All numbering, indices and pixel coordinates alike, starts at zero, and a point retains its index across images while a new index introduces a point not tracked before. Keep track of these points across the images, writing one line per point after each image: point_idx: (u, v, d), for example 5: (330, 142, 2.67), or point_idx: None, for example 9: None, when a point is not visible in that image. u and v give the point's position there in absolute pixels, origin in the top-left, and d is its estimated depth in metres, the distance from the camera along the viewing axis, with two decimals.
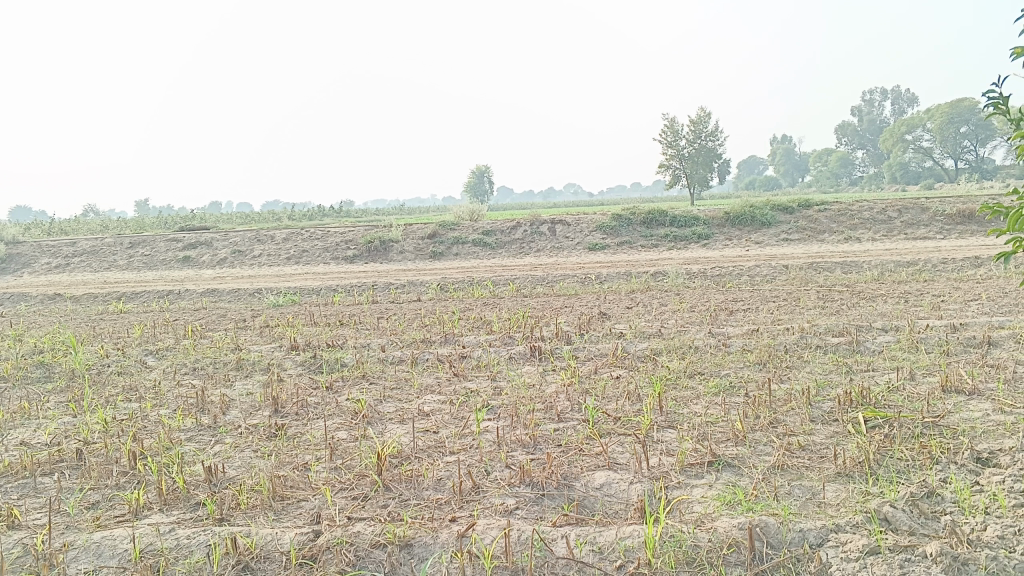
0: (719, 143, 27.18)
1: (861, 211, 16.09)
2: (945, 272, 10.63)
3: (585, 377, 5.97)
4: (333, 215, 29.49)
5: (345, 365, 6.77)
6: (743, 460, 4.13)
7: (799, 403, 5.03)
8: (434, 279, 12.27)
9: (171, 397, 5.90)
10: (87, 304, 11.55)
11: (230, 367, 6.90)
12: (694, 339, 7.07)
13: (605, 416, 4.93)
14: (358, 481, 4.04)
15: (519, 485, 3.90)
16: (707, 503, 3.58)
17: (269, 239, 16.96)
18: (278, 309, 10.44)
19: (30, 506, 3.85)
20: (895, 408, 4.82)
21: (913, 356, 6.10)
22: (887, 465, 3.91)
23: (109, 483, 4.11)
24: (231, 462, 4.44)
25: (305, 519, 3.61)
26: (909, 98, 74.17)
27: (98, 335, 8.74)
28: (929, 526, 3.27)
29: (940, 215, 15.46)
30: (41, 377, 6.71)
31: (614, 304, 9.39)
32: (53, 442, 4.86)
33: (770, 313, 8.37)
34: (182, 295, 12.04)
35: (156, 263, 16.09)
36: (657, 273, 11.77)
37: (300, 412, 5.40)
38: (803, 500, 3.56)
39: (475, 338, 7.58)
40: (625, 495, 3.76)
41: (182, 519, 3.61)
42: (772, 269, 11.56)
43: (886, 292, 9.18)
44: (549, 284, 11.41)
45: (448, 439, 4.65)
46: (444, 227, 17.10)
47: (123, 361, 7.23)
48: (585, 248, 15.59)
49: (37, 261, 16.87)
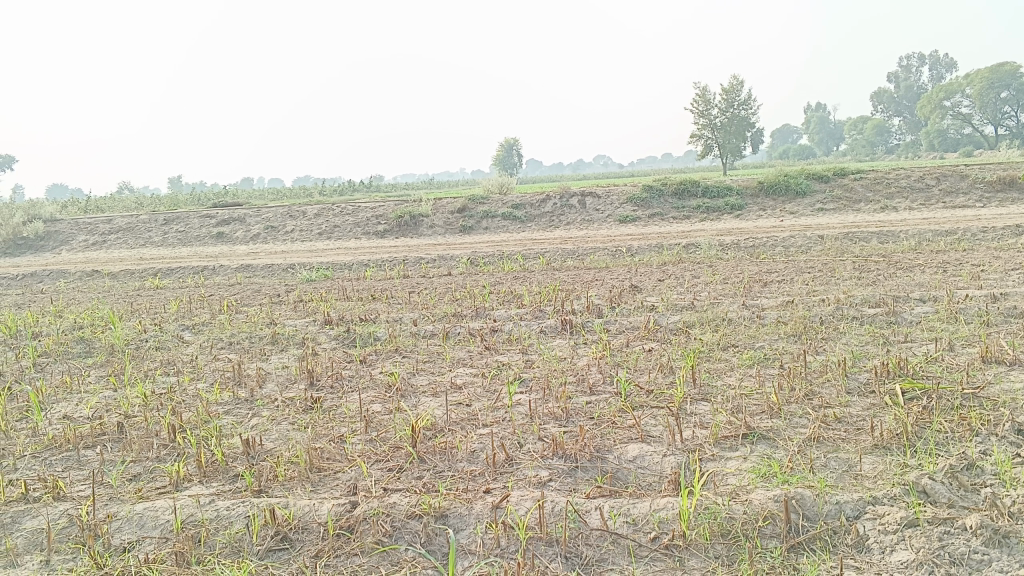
0: (751, 111, 26.79)
1: (898, 180, 15.79)
2: (986, 240, 10.44)
3: (617, 350, 5.96)
4: (363, 190, 29.58)
5: (378, 339, 6.82)
6: (778, 432, 4.10)
7: (835, 375, 4.98)
8: (464, 253, 12.28)
9: (209, 371, 5.99)
10: (124, 280, 11.74)
11: (265, 342, 6.98)
12: (728, 311, 7.02)
13: (638, 389, 4.92)
14: (393, 453, 4.08)
15: (553, 457, 3.91)
16: (741, 476, 3.56)
17: (301, 215, 17.08)
18: (311, 284, 10.53)
19: (74, 478, 3.94)
20: (934, 379, 4.76)
21: (952, 327, 6.00)
22: (926, 437, 3.86)
23: (150, 456, 4.20)
24: (268, 434, 4.50)
25: (341, 490, 3.66)
26: (949, 61, 72.34)
27: (136, 310, 8.89)
28: (969, 498, 3.23)
29: (980, 183, 15.14)
30: (82, 351, 6.85)
31: (646, 277, 9.33)
32: (95, 415, 4.97)
33: (805, 284, 8.27)
34: (217, 270, 12.18)
35: (190, 239, 16.29)
36: (689, 245, 11.68)
37: (335, 385, 5.46)
38: (839, 473, 3.53)
39: (506, 312, 7.59)
40: (658, 467, 3.76)
41: (221, 491, 3.67)
42: (807, 240, 11.42)
43: (925, 262, 9.03)
44: (579, 257, 11.37)
45: (481, 411, 4.68)
46: (474, 201, 17.10)
47: (160, 336, 7.35)
48: (616, 221, 15.49)
49: (74, 238, 17.17)
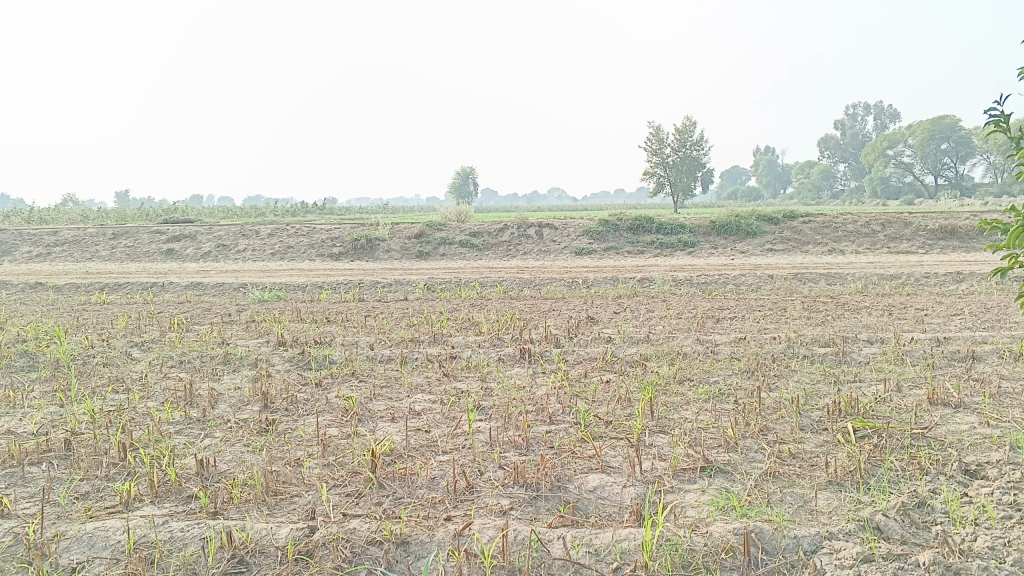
0: (704, 152, 27.41)
1: (845, 224, 16.24)
2: (928, 285, 10.80)
3: (575, 380, 5.99)
4: (316, 212, 29.39)
5: (334, 362, 6.75)
6: (735, 466, 4.16)
7: (789, 412, 5.07)
8: (420, 279, 12.27)
9: (159, 390, 5.86)
10: (69, 294, 11.45)
11: (217, 361, 6.86)
12: (683, 346, 7.12)
13: (597, 420, 4.95)
14: (352, 478, 4.03)
15: (513, 486, 3.90)
16: (700, 508, 3.61)
17: (254, 234, 16.90)
18: (264, 304, 10.40)
19: (19, 495, 3.81)
20: (883, 418, 4.88)
21: (899, 368, 6.17)
22: (878, 475, 3.95)
23: (99, 474, 4.08)
24: (222, 456, 4.41)
25: (299, 514, 3.60)
26: (892, 112, 74.94)
27: (82, 324, 8.68)
28: (921, 535, 3.32)
29: (923, 230, 15.65)
30: (26, 365, 6.65)
31: (602, 309, 9.43)
32: (40, 431, 4.82)
33: (757, 322, 8.43)
34: (166, 287, 11.97)
35: (139, 255, 15.96)
36: (644, 279, 11.83)
37: (290, 408, 5.38)
38: (795, 508, 3.59)
39: (464, 339, 7.60)
40: (618, 497, 3.78)
41: (175, 512, 3.59)
42: (757, 279, 11.66)
43: (871, 305, 9.30)
44: (536, 287, 11.45)
45: (441, 438, 4.65)
46: (431, 227, 17.13)
47: (108, 352, 7.17)
48: (572, 253, 15.62)
49: (17, 249, 16.71)
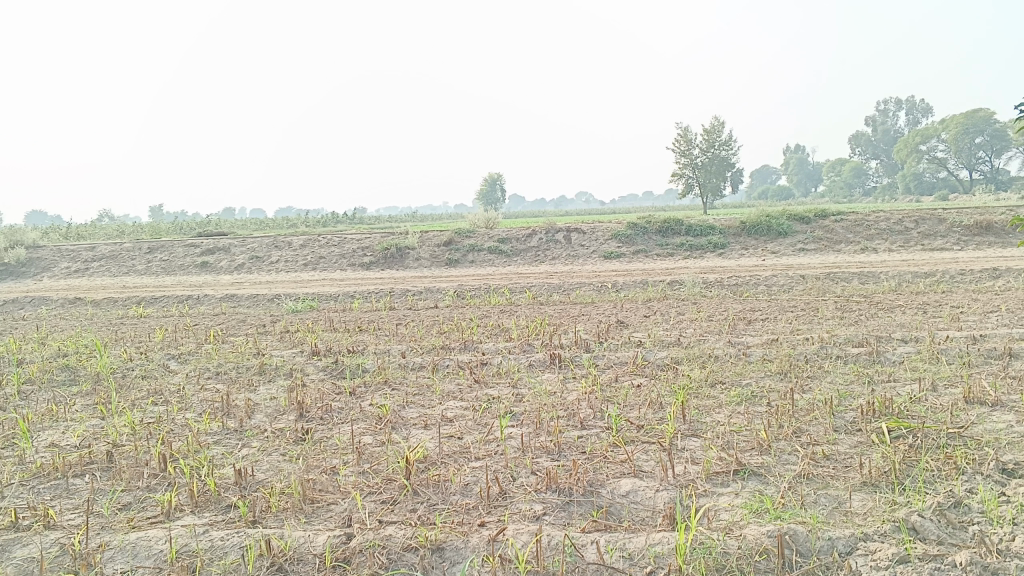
0: (732, 152, 27.26)
1: (877, 222, 16.05)
2: (964, 282, 10.65)
3: (606, 385, 6.00)
4: (346, 221, 29.72)
5: (367, 371, 6.82)
6: (769, 468, 4.15)
7: (822, 414, 5.04)
8: (450, 286, 12.34)
9: (196, 401, 5.97)
10: (107, 308, 11.68)
11: (253, 372, 6.96)
12: (714, 348, 7.10)
13: (629, 424, 4.96)
14: (386, 486, 4.08)
15: (546, 491, 3.93)
16: (734, 511, 3.61)
17: (287, 245, 17.10)
18: (297, 314, 10.53)
19: (64, 506, 3.92)
20: (918, 418, 4.84)
21: (934, 367, 6.10)
22: (914, 475, 3.92)
23: (140, 485, 4.18)
24: (260, 465, 4.49)
25: (336, 522, 3.66)
26: (923, 107, 73.89)
27: (121, 338, 8.85)
28: (957, 536, 3.29)
29: (958, 226, 15.42)
30: (67, 379, 6.80)
31: (632, 312, 9.42)
32: (83, 444, 4.94)
33: (789, 323, 8.36)
34: (201, 300, 12.17)
35: (174, 268, 16.22)
36: (673, 282, 11.80)
37: (325, 417, 5.45)
38: (830, 509, 3.58)
39: (494, 345, 7.64)
40: (651, 502, 3.79)
41: (215, 521, 3.66)
42: (789, 279, 11.57)
43: (905, 303, 9.19)
44: (565, 292, 11.47)
45: (473, 444, 4.70)
46: (460, 234, 17.22)
47: (146, 365, 7.30)
48: (601, 256, 15.61)
49: (56, 265, 17.06)
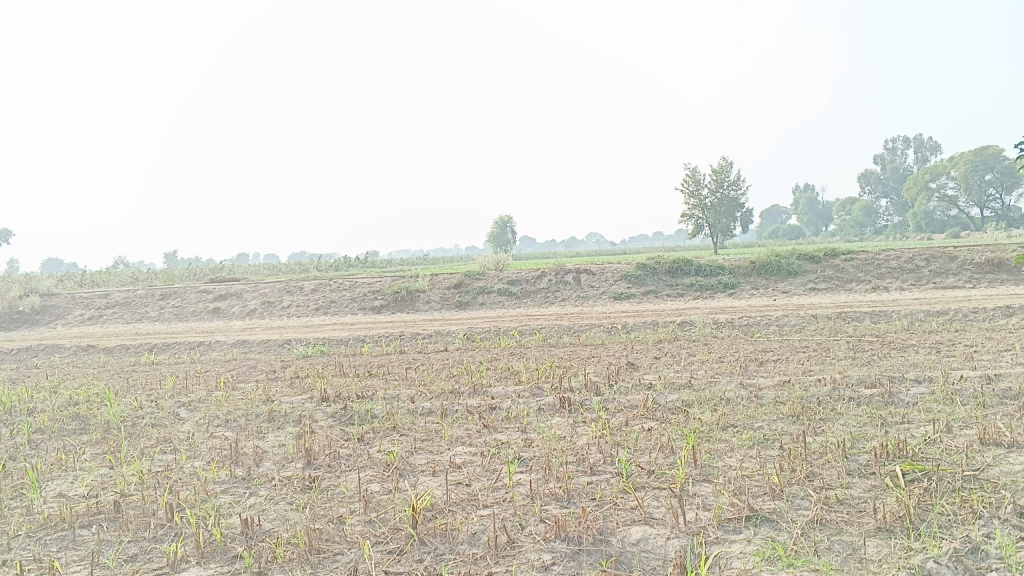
0: (741, 192, 27.35)
1: (888, 261, 16.01)
2: (977, 321, 10.57)
3: (616, 429, 5.95)
4: (358, 265, 29.90)
5: (376, 417, 6.80)
6: (781, 514, 4.09)
7: (835, 456, 4.97)
8: (460, 329, 12.35)
9: (205, 449, 5.95)
10: (119, 355, 11.73)
11: (262, 419, 6.95)
12: (725, 390, 7.05)
13: (639, 469, 4.92)
14: (393, 535, 4.04)
15: (555, 540, 3.88)
16: (746, 558, 3.55)
17: (298, 290, 17.19)
18: (307, 359, 10.55)
19: (70, 558, 3.90)
20: (933, 460, 4.77)
21: (948, 407, 6.03)
22: (929, 520, 3.85)
23: (147, 536, 4.15)
24: (267, 514, 4.46)
25: (342, 572, 3.62)
26: (932, 145, 74.10)
27: (132, 386, 8.87)
28: None
29: (969, 264, 15.36)
30: (77, 428, 6.80)
31: (643, 354, 9.39)
32: (91, 494, 4.92)
33: (800, 364, 8.30)
34: (212, 345, 12.22)
35: (186, 314, 16.31)
36: (684, 323, 11.77)
37: (333, 464, 5.42)
38: (844, 556, 3.52)
39: (504, 389, 7.62)
40: (661, 550, 3.73)
41: (220, 572, 3.63)
42: (801, 319, 11.51)
43: (918, 342, 9.12)
44: (575, 333, 11.46)
45: (482, 491, 4.66)
46: (470, 277, 17.26)
47: (157, 412, 7.31)
48: (611, 298, 15.60)
49: (70, 313, 17.18)
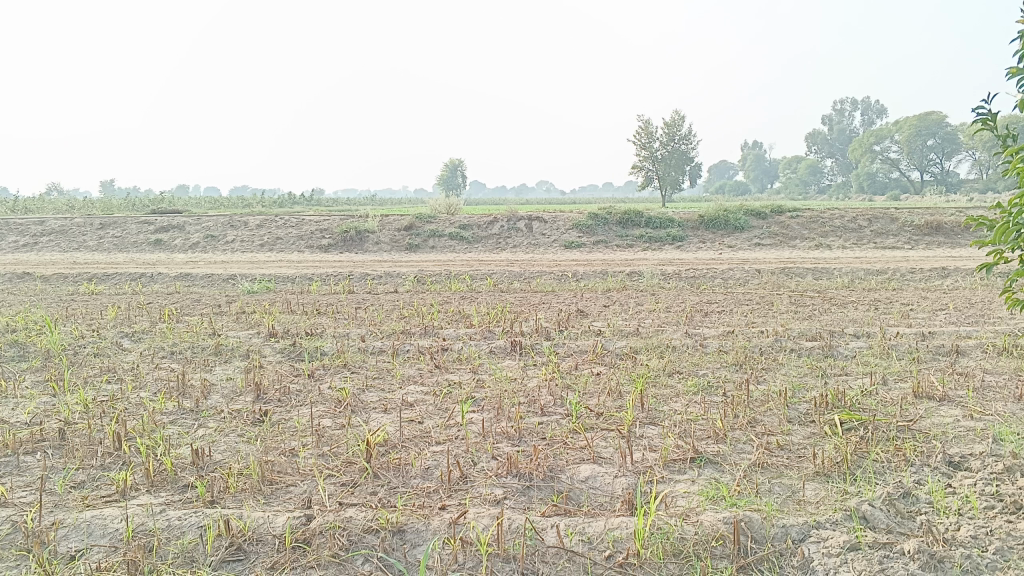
0: (692, 146, 27.52)
1: (832, 220, 16.35)
2: (914, 281, 10.92)
3: (566, 372, 6.05)
4: (304, 203, 29.51)
5: (326, 354, 6.79)
6: (725, 457, 4.23)
7: (777, 404, 5.15)
8: (410, 271, 12.29)
9: (151, 380, 5.87)
10: (57, 284, 11.42)
11: (209, 352, 6.87)
12: (672, 339, 7.18)
13: (588, 411, 5.01)
14: (346, 468, 4.08)
15: (506, 476, 3.95)
16: (691, 498, 3.67)
17: (243, 225, 16.86)
18: (254, 295, 10.40)
19: (15, 484, 3.84)
20: (869, 411, 4.97)
21: (884, 361, 6.27)
22: (864, 466, 4.03)
23: (94, 464, 4.11)
24: (217, 446, 4.44)
25: (295, 503, 3.64)
26: (878, 108, 75.28)
27: (72, 315, 8.65)
28: (905, 525, 3.40)
29: (909, 226, 15.79)
30: (16, 355, 6.64)
31: (592, 302, 9.50)
32: (34, 421, 4.83)
33: (745, 316, 8.50)
34: (155, 278, 11.97)
35: (127, 245, 15.89)
36: (633, 273, 11.89)
37: (283, 399, 5.41)
38: (784, 498, 3.66)
39: (454, 331, 7.65)
40: (609, 488, 3.84)
41: (171, 501, 3.62)
42: (746, 273, 11.73)
43: (857, 299, 9.40)
44: (525, 279, 11.52)
45: (434, 429, 4.70)
46: (421, 220, 17.12)
47: (99, 342, 7.17)
48: (561, 246, 15.66)
49: (3, 239, 16.59)
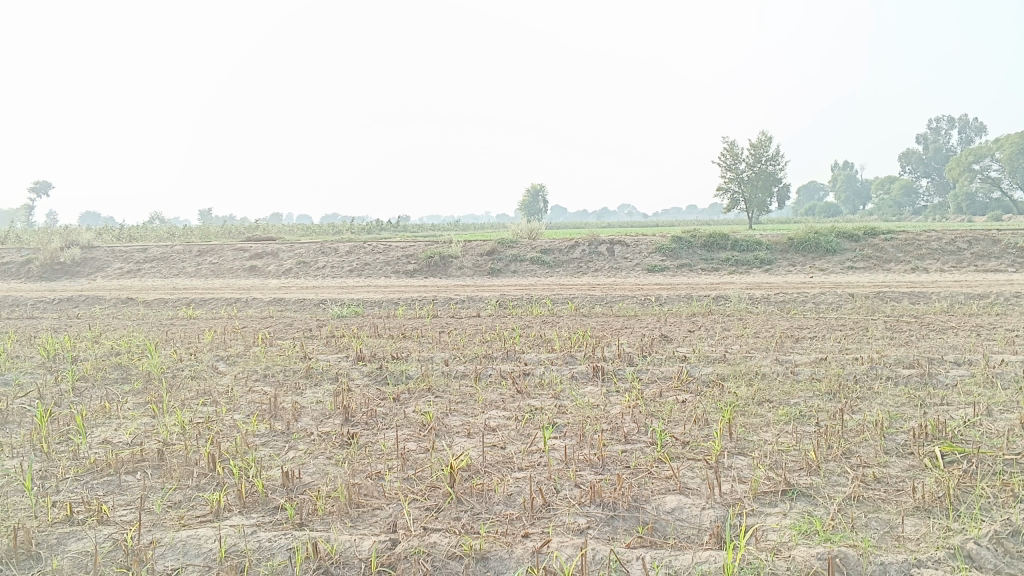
0: (779, 167, 26.96)
1: (929, 242, 15.73)
2: (1019, 305, 10.39)
3: (650, 399, 5.96)
4: (390, 229, 30.19)
5: (411, 378, 6.88)
6: (818, 489, 4.08)
7: (872, 435, 4.95)
8: (493, 295, 12.38)
9: (244, 402, 6.06)
10: (158, 309, 11.95)
11: (299, 375, 7.05)
12: (761, 366, 7.01)
13: (674, 439, 4.92)
14: (431, 492, 4.11)
15: (590, 504, 3.91)
16: (782, 532, 3.55)
17: (332, 251, 17.30)
18: (342, 319, 10.65)
19: (117, 502, 4.01)
20: (973, 443, 4.72)
21: (988, 391, 5.97)
22: (968, 502, 3.83)
23: (190, 484, 4.25)
24: (306, 468, 4.54)
25: (381, 527, 3.68)
26: (978, 125, 72.32)
27: (171, 338, 9.04)
28: (1015, 566, 3.20)
29: (1013, 248, 15.05)
30: (120, 377, 6.96)
31: (676, 327, 9.37)
32: (135, 441, 5.04)
33: (837, 342, 8.23)
34: (249, 302, 12.40)
35: (222, 271, 16.50)
36: (718, 297, 11.69)
37: (369, 422, 5.50)
38: (881, 534, 3.51)
39: (537, 355, 7.65)
40: (696, 519, 3.75)
41: (262, 522, 3.71)
42: (838, 297, 11.38)
43: (957, 325, 9.00)
44: (608, 304, 11.45)
45: (517, 455, 4.70)
46: (503, 245, 17.25)
47: (196, 365, 7.45)
48: (644, 270, 15.53)
49: (109, 266, 17.46)
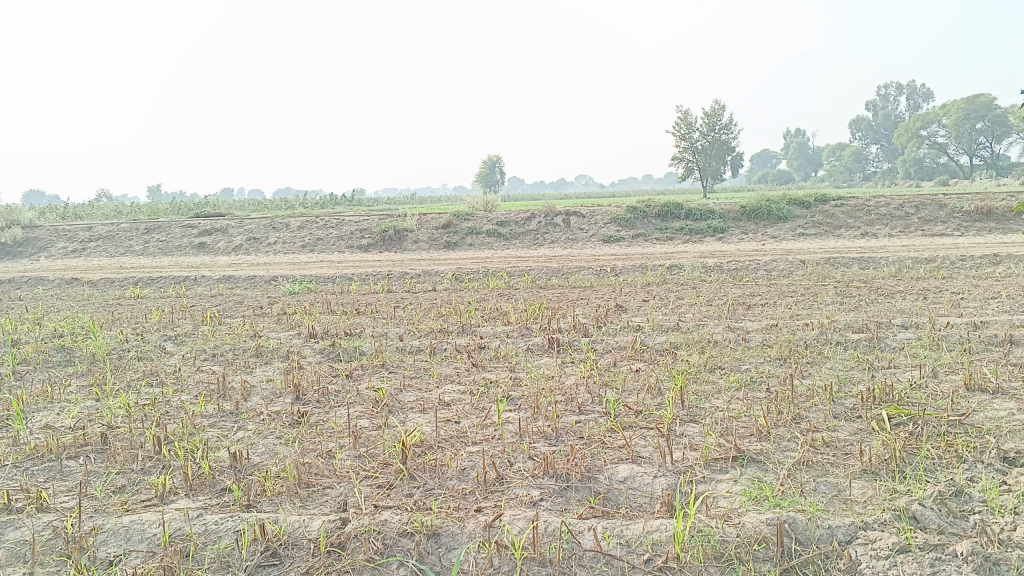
0: (732, 136, 27.12)
1: (878, 208, 15.97)
2: (965, 268, 10.60)
3: (604, 369, 5.97)
4: (344, 204, 29.78)
5: (364, 354, 6.79)
6: (768, 455, 4.12)
7: (822, 400, 5.01)
8: (448, 269, 12.28)
9: (192, 383, 5.93)
10: (104, 289, 11.64)
11: (250, 354, 6.92)
12: (714, 334, 7.05)
13: (627, 409, 4.93)
14: (383, 469, 4.05)
15: (543, 477, 3.90)
16: (733, 498, 3.58)
17: (284, 227, 17.01)
18: (295, 296, 10.49)
19: (57, 489, 3.89)
20: (918, 405, 4.81)
21: (934, 353, 6.08)
22: (913, 463, 3.89)
23: (135, 467, 4.14)
24: (255, 448, 4.46)
25: (331, 506, 3.63)
26: (925, 92, 73.53)
27: (117, 319, 8.81)
28: (957, 525, 3.27)
29: (958, 212, 15.36)
30: (63, 360, 6.76)
31: (631, 297, 9.39)
32: (77, 426, 4.90)
33: (788, 308, 8.32)
34: (199, 280, 12.14)
35: (171, 249, 16.14)
36: (673, 266, 11.74)
37: (321, 400, 5.42)
38: (829, 497, 3.55)
39: (492, 329, 7.60)
40: (648, 488, 3.76)
41: (209, 505, 3.63)
42: (790, 264, 11.51)
43: (905, 289, 9.15)
44: (564, 275, 11.43)
45: (470, 429, 4.66)
46: (459, 217, 17.12)
47: (143, 346, 7.27)
48: (600, 240, 15.54)
49: (53, 246, 16.97)
